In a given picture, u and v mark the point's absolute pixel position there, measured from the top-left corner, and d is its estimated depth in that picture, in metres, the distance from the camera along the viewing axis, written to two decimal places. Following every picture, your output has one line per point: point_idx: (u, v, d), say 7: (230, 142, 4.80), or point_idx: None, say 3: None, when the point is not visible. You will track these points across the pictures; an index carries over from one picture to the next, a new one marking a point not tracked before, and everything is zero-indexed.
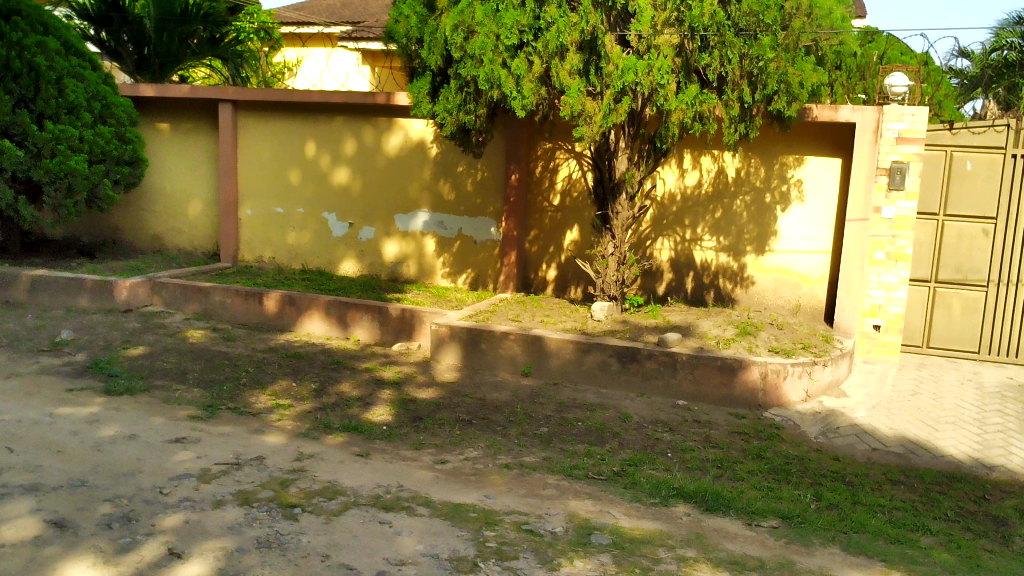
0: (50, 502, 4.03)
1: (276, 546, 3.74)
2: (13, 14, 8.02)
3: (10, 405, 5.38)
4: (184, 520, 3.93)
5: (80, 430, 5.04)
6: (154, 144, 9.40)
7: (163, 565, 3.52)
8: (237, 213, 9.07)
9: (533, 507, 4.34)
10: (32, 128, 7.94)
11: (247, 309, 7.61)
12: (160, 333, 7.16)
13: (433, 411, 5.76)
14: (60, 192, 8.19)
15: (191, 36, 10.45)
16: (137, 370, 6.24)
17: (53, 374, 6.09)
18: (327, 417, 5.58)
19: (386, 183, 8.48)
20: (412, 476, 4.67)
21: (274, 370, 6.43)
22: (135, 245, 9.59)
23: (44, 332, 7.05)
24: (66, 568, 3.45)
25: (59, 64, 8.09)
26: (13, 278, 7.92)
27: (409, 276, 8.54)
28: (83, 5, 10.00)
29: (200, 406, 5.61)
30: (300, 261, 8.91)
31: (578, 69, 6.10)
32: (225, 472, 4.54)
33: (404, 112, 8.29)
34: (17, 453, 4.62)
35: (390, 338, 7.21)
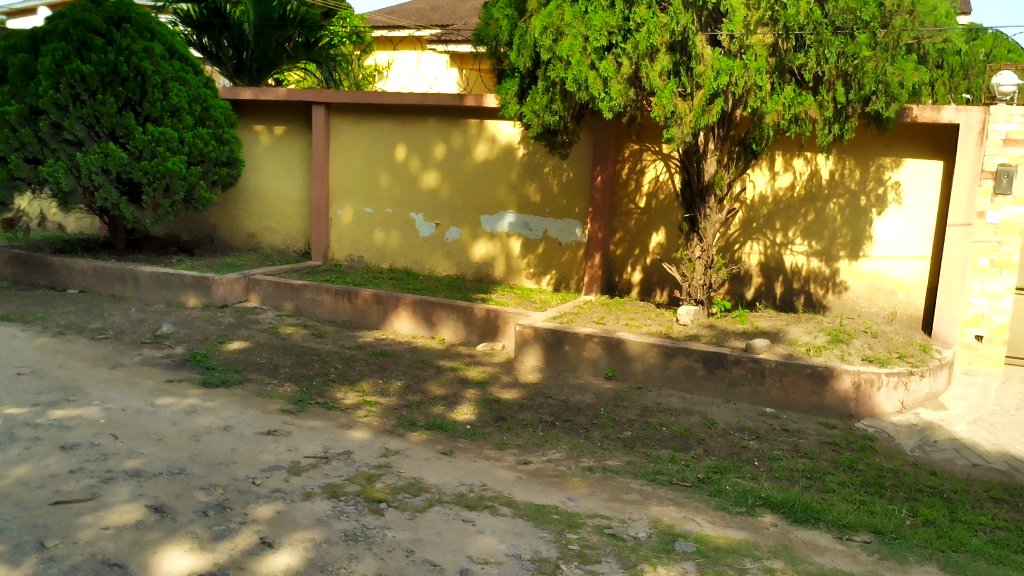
0: (150, 488, 4.21)
1: (362, 539, 3.82)
2: (123, 21, 8.40)
3: (115, 394, 5.65)
4: (275, 510, 4.05)
5: (178, 420, 5.25)
6: (250, 145, 9.72)
7: (255, 554, 3.63)
8: (328, 213, 9.30)
9: (615, 511, 4.31)
10: (136, 130, 8.29)
11: (337, 307, 7.78)
12: (254, 329, 7.40)
13: (517, 411, 5.78)
14: (159, 192, 8.52)
15: (287, 41, 10.80)
16: (232, 363, 6.47)
17: (154, 366, 6.36)
18: (412, 414, 5.67)
19: (473, 184, 8.57)
20: (496, 476, 4.70)
21: (361, 366, 6.57)
22: (231, 243, 9.94)
23: (147, 325, 7.38)
24: (165, 552, 3.60)
25: (163, 69, 8.45)
26: (119, 274, 8.31)
27: (495, 277, 8.59)
28: (188, 11, 10.36)
29: (291, 400, 5.78)
30: (388, 260, 9.08)
31: (667, 71, 6.09)
32: (314, 465, 4.66)
33: (492, 114, 8.35)
34: (121, 440, 4.84)
35: (475, 338, 7.27)
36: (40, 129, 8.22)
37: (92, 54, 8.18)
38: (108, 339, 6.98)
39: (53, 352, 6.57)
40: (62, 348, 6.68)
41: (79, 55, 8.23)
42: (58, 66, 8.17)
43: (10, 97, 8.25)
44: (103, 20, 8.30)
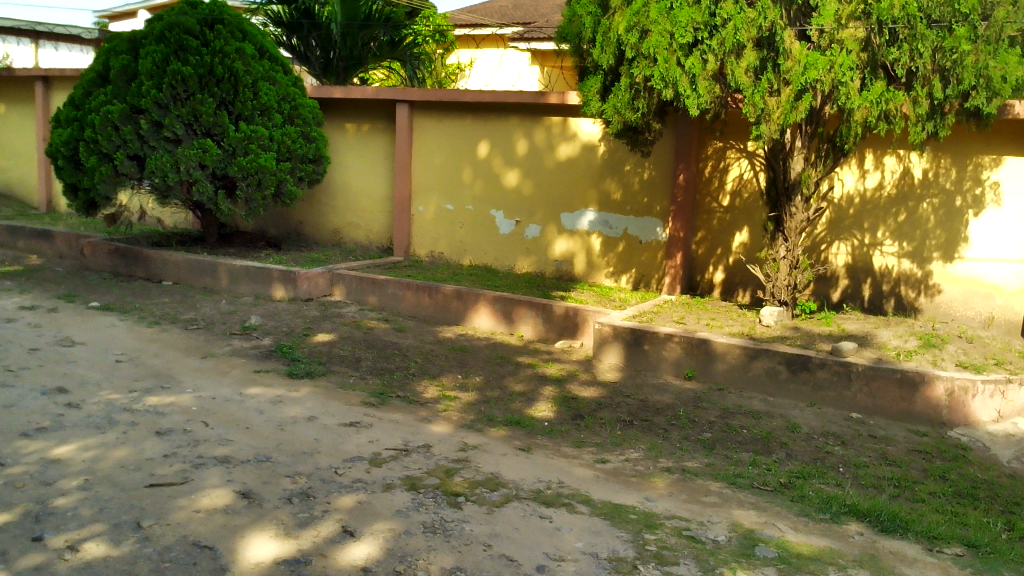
0: (238, 474, 4.36)
1: (441, 532, 3.87)
2: (217, 23, 8.68)
3: (206, 383, 5.87)
4: (357, 501, 4.14)
5: (265, 409, 5.41)
6: (336, 143, 9.94)
7: (338, 542, 3.72)
8: (411, 209, 9.44)
9: (694, 514, 4.26)
10: (230, 128, 8.58)
11: (418, 302, 7.89)
12: (338, 322, 7.57)
13: (595, 409, 5.76)
14: (251, 187, 8.79)
15: (372, 40, 10.95)
16: (316, 355, 6.63)
17: (243, 356, 6.57)
18: (491, 410, 5.71)
19: (554, 182, 8.57)
20: (573, 474, 4.70)
21: (441, 361, 6.64)
22: (316, 239, 10.19)
23: (236, 317, 7.63)
24: (252, 537, 3.73)
25: (254, 69, 8.72)
26: (211, 267, 8.61)
27: (574, 274, 8.58)
28: (278, 13, 10.69)
29: (372, 393, 5.89)
30: (469, 257, 9.16)
31: (755, 67, 6.02)
32: (395, 457, 4.74)
33: (574, 112, 8.34)
34: (211, 427, 5.02)
35: (554, 335, 7.27)
36: (141, 127, 8.55)
37: (189, 55, 8.49)
38: (200, 330, 7.25)
39: (149, 341, 6.86)
40: (157, 338, 6.96)
41: (176, 56, 8.55)
42: (157, 67, 8.50)
43: (112, 98, 8.60)
44: (197, 22, 8.59)
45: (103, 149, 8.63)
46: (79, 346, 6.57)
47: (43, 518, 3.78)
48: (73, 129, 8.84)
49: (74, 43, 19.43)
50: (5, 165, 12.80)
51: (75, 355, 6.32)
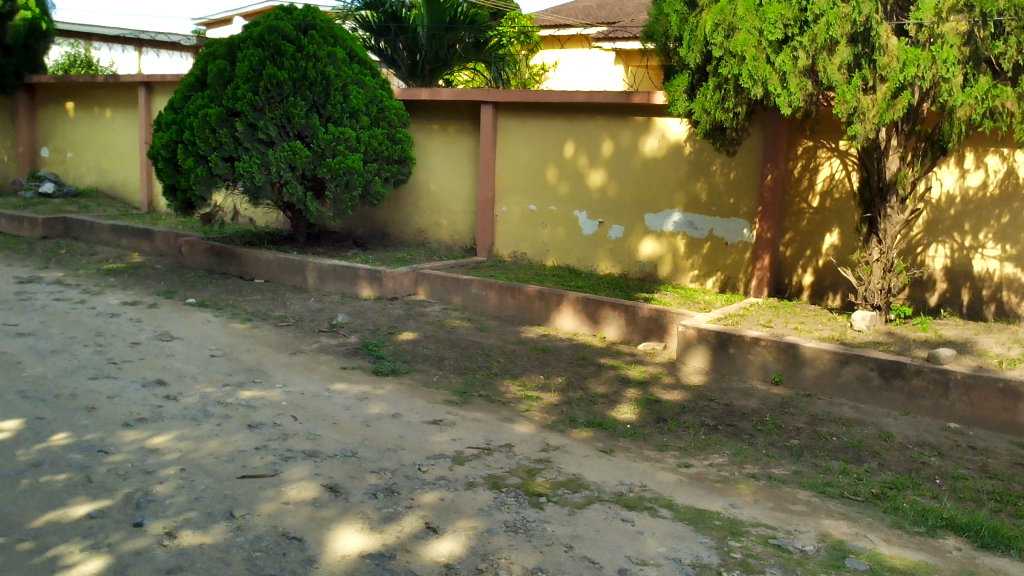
0: (326, 468, 4.46)
1: (523, 531, 3.88)
2: (311, 28, 8.98)
3: (295, 378, 6.04)
4: (440, 497, 4.19)
5: (351, 405, 5.53)
6: (421, 144, 10.08)
7: (421, 538, 3.78)
8: (494, 210, 9.50)
9: (782, 522, 4.16)
10: (320, 130, 8.79)
11: (501, 302, 7.92)
12: (422, 321, 7.67)
13: (678, 413, 5.69)
14: (340, 188, 8.99)
15: (457, 42, 11.01)
16: (401, 354, 6.74)
17: (330, 353, 6.73)
18: (573, 411, 5.70)
19: (639, 182, 8.50)
20: (656, 477, 4.65)
21: (523, 361, 6.66)
22: (401, 238, 10.34)
23: (324, 314, 7.81)
24: (340, 529, 3.81)
25: (344, 73, 8.95)
26: (300, 266, 8.85)
27: (659, 276, 8.48)
28: (366, 18, 10.93)
29: (456, 392, 5.95)
30: (552, 257, 9.16)
31: (848, 63, 5.85)
32: (477, 456, 4.78)
33: (661, 112, 8.26)
34: (300, 421, 5.16)
35: (637, 337, 7.21)
36: (237, 130, 8.82)
37: (284, 60, 8.76)
38: (290, 326, 7.45)
39: (242, 337, 7.08)
40: (250, 334, 7.18)
41: (271, 60, 8.83)
42: (252, 71, 8.78)
43: (210, 101, 8.90)
44: (293, 28, 8.90)
45: (200, 152, 8.91)
46: (176, 341, 6.83)
47: (144, 505, 3.95)
48: (172, 133, 9.16)
49: (174, 49, 20.27)
50: (109, 167, 13.44)
51: (173, 350, 6.58)
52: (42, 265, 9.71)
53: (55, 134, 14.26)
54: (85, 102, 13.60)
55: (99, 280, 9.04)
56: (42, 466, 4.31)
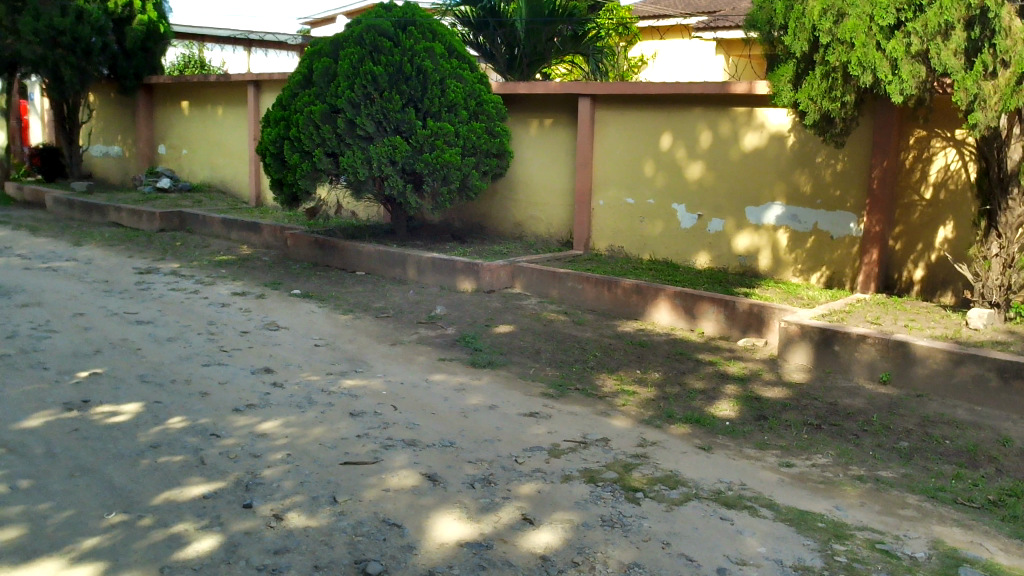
0: (424, 457, 4.55)
1: (619, 526, 3.86)
2: (409, 24, 9.13)
3: (395, 368, 6.17)
4: (537, 489, 4.22)
5: (450, 395, 5.62)
6: (519, 137, 10.11)
7: (518, 529, 3.81)
8: (591, 203, 9.45)
9: (890, 527, 4.01)
10: (419, 125, 8.94)
11: (597, 296, 7.88)
12: (519, 314, 7.72)
13: (780, 411, 5.55)
14: (438, 181, 9.13)
15: (556, 36, 11.03)
16: (498, 346, 6.79)
17: (429, 344, 6.84)
18: (671, 406, 5.63)
19: (739, 175, 8.31)
20: (757, 476, 4.55)
21: (619, 355, 6.62)
22: (499, 231, 10.42)
23: (423, 306, 7.95)
24: (439, 517, 3.88)
25: (443, 67, 9.07)
26: (400, 259, 9.02)
27: (760, 270, 8.28)
28: (466, 13, 11.04)
29: (552, 385, 5.96)
30: (649, 251, 9.07)
31: (965, 48, 5.58)
32: (573, 449, 4.78)
33: (764, 102, 8.05)
34: (400, 411, 5.27)
35: (737, 333, 7.04)
36: (339, 126, 9.03)
37: (383, 56, 8.95)
38: (390, 318, 7.61)
39: (345, 327, 7.28)
40: (352, 324, 7.38)
41: (370, 57, 9.03)
42: (354, 68, 8.98)
43: (314, 98, 9.14)
44: (391, 25, 9.09)
45: (305, 147, 9.17)
46: (283, 330, 7.08)
47: (253, 487, 4.12)
48: (279, 129, 9.46)
49: (281, 48, 20.89)
50: (221, 163, 13.99)
51: (279, 339, 6.82)
52: (160, 256, 10.21)
53: (171, 132, 14.94)
54: (199, 101, 14.20)
55: (211, 271, 9.45)
56: (160, 447, 4.54)
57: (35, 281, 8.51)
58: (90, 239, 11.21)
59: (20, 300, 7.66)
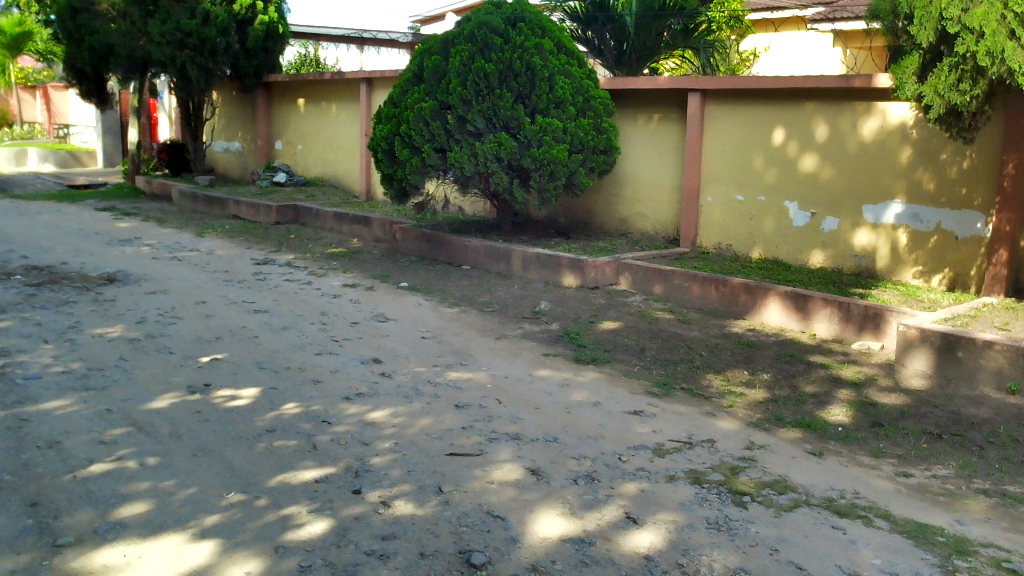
0: (528, 452, 4.58)
1: (725, 529, 3.79)
2: (519, 21, 9.23)
3: (499, 362, 6.22)
4: (641, 489, 4.18)
5: (553, 391, 5.63)
6: (625, 133, 10.02)
7: (621, 527, 3.78)
8: (699, 200, 9.28)
9: (1017, 545, 3.79)
10: (526, 121, 8.97)
11: (704, 295, 7.74)
12: (623, 311, 7.66)
13: (897, 418, 5.32)
14: (544, 178, 9.12)
15: (666, 30, 10.87)
16: (602, 343, 6.76)
17: (534, 339, 6.87)
18: (780, 409, 5.48)
19: (856, 171, 8.00)
20: (871, 485, 4.38)
21: (726, 356, 6.48)
22: (604, 228, 10.35)
23: (527, 302, 7.99)
24: (541, 512, 3.90)
25: (552, 63, 9.11)
26: (506, 253, 9.10)
27: (877, 271, 7.95)
28: (575, 9, 11.00)
29: (656, 383, 5.90)
30: (758, 250, 8.85)
31: None
32: (678, 450, 4.71)
33: (884, 95, 7.73)
34: (504, 404, 5.32)
35: (852, 336, 6.78)
36: (449, 122, 9.18)
37: (493, 53, 9.06)
38: (494, 312, 7.69)
39: (450, 320, 7.40)
40: (458, 318, 7.49)
41: (480, 54, 9.16)
42: (465, 65, 9.13)
43: (425, 95, 9.32)
44: (502, 22, 9.22)
45: (414, 144, 9.35)
46: (390, 322, 7.26)
47: (362, 474, 4.24)
48: (390, 126, 9.64)
49: (392, 46, 21.39)
50: (333, 158, 14.42)
51: (387, 330, 6.99)
52: (276, 248, 10.61)
53: (287, 128, 15.49)
54: (314, 97, 14.67)
55: (323, 263, 9.75)
56: (275, 431, 4.73)
57: (162, 269, 8.99)
58: (211, 231, 11.76)
59: (148, 288, 8.11)
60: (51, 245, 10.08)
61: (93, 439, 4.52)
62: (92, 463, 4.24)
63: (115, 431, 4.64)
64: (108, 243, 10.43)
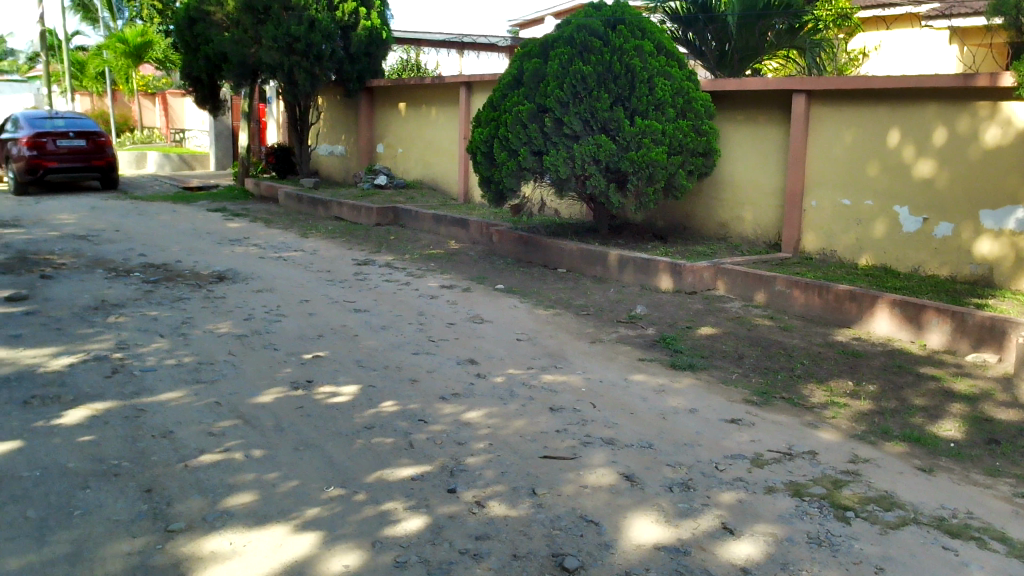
0: (622, 457, 4.55)
1: (827, 545, 3.67)
2: (619, 23, 9.22)
3: (595, 366, 6.20)
4: (739, 499, 4.09)
5: (649, 396, 5.57)
6: (726, 134, 9.83)
7: (717, 538, 3.71)
8: (803, 204, 9.03)
9: None
10: (625, 123, 8.91)
11: (807, 302, 7.51)
12: (721, 317, 7.50)
13: (1015, 436, 5.04)
14: (642, 180, 9.02)
15: (770, 29, 10.58)
16: (699, 349, 6.64)
17: (629, 344, 6.81)
18: (886, 422, 5.27)
19: (975, 174, 7.62)
20: (985, 505, 4.17)
21: (830, 365, 6.27)
22: (702, 232, 10.17)
23: (623, 306, 7.93)
24: (635, 518, 3.86)
25: (652, 65, 9.05)
26: (602, 257, 9.06)
27: (995, 281, 7.56)
28: (675, 9, 10.83)
29: (756, 392, 5.76)
30: (867, 256, 8.54)
31: None
32: (778, 460, 4.59)
33: (1009, 95, 7.33)
34: (599, 408, 5.29)
35: (966, 347, 6.46)
36: (546, 125, 9.20)
37: (593, 55, 9.07)
38: (590, 315, 7.65)
39: (546, 323, 7.42)
40: (553, 321, 7.49)
41: (579, 57, 9.18)
42: (564, 68, 9.16)
43: (524, 99, 9.36)
44: (601, 24, 9.23)
45: (512, 146, 9.39)
46: (487, 323, 7.32)
47: (457, 473, 4.29)
48: (488, 129, 9.71)
49: (492, 50, 21.60)
50: (433, 161, 14.65)
51: (483, 332, 7.05)
52: (376, 249, 10.86)
53: (388, 131, 15.83)
54: (415, 101, 14.94)
55: (421, 264, 9.92)
56: (374, 428, 4.84)
57: (269, 268, 9.33)
58: (315, 232, 12.13)
59: (255, 286, 8.43)
60: (167, 244, 10.59)
61: (203, 431, 4.73)
62: (202, 454, 4.43)
63: (224, 423, 4.84)
64: (219, 243, 10.89)
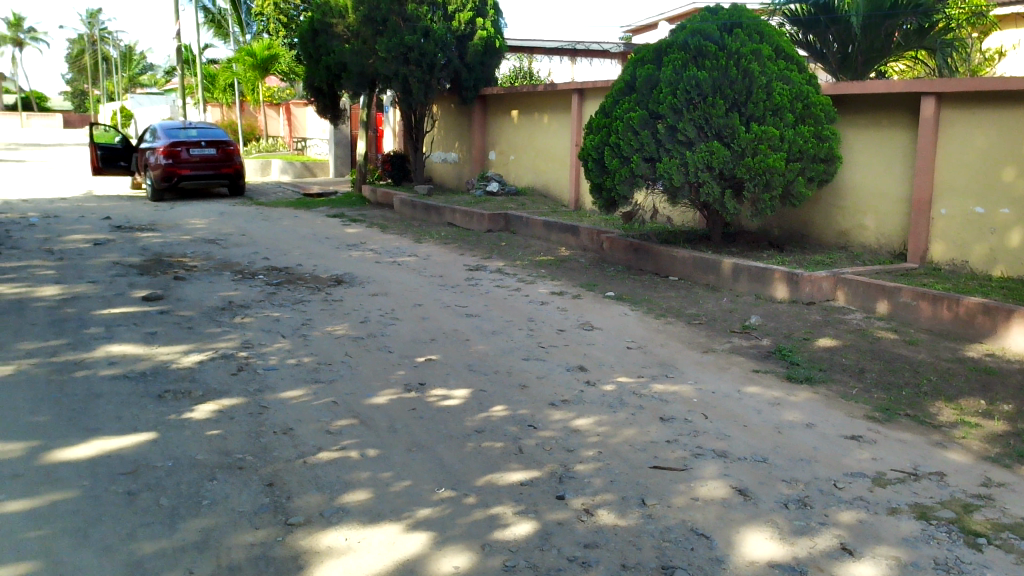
0: (735, 470, 4.44)
1: (956, 572, 3.48)
2: (736, 26, 9.13)
3: (707, 376, 6.08)
4: (859, 519, 3.92)
5: (764, 409, 5.42)
6: (848, 139, 9.48)
7: (836, 558, 3.57)
8: (931, 211, 8.60)
9: None
10: (741, 129, 8.72)
11: (934, 315, 7.15)
12: (841, 329, 7.22)
13: None
14: (759, 187, 8.79)
15: (898, 30, 10.15)
16: (817, 361, 6.42)
17: (743, 355, 6.65)
18: (1023, 444, 4.95)
19: None
20: None
21: (960, 382, 5.94)
22: (822, 240, 9.83)
23: (737, 315, 7.75)
24: (748, 534, 3.77)
25: (770, 69, 8.85)
26: (715, 265, 8.88)
27: None
28: (796, 11, 10.52)
29: (878, 408, 5.52)
30: (1001, 267, 8.06)
31: None
32: (902, 480, 4.38)
33: None
34: (711, 420, 5.19)
35: None
36: (659, 132, 9.09)
37: (708, 60, 8.96)
38: (702, 325, 7.52)
39: (657, 331, 7.34)
40: (664, 329, 7.39)
41: (694, 62, 9.09)
42: (678, 74, 9.06)
43: (636, 105, 9.29)
44: (718, 29, 9.15)
45: (623, 153, 9.32)
46: (597, 331, 7.30)
47: (566, 480, 4.29)
48: (600, 136, 9.69)
49: (605, 57, 21.55)
50: (544, 167, 14.72)
51: (593, 339, 7.03)
52: (488, 255, 10.99)
53: (501, 138, 16.01)
54: (528, 108, 15.05)
55: (532, 270, 9.98)
56: (484, 432, 4.90)
57: (384, 273, 9.58)
58: (429, 237, 12.39)
59: (371, 289, 8.67)
60: (289, 248, 11.04)
61: (321, 429, 4.90)
62: (320, 451, 4.59)
63: (341, 422, 5.01)
64: (337, 247, 11.27)
